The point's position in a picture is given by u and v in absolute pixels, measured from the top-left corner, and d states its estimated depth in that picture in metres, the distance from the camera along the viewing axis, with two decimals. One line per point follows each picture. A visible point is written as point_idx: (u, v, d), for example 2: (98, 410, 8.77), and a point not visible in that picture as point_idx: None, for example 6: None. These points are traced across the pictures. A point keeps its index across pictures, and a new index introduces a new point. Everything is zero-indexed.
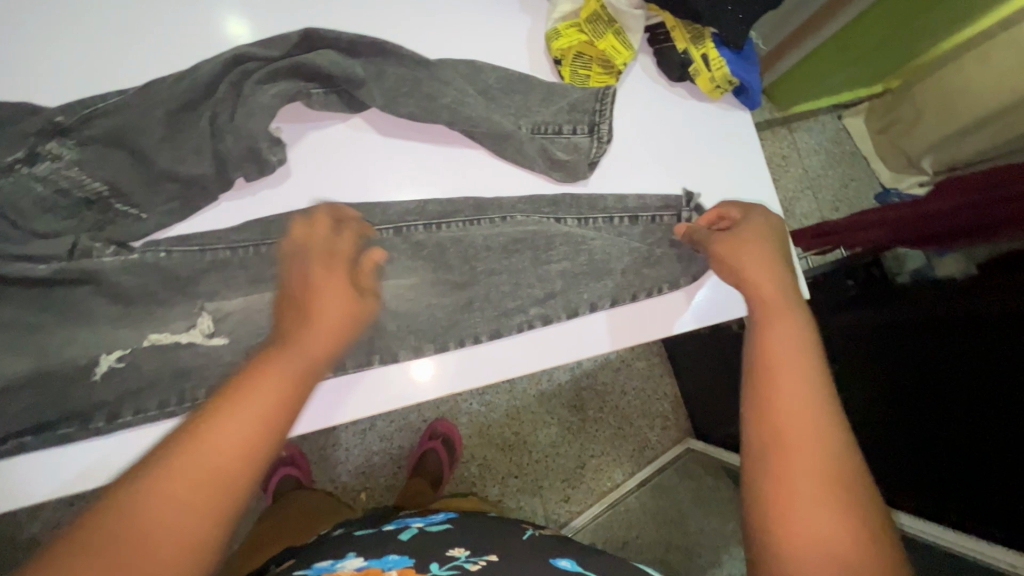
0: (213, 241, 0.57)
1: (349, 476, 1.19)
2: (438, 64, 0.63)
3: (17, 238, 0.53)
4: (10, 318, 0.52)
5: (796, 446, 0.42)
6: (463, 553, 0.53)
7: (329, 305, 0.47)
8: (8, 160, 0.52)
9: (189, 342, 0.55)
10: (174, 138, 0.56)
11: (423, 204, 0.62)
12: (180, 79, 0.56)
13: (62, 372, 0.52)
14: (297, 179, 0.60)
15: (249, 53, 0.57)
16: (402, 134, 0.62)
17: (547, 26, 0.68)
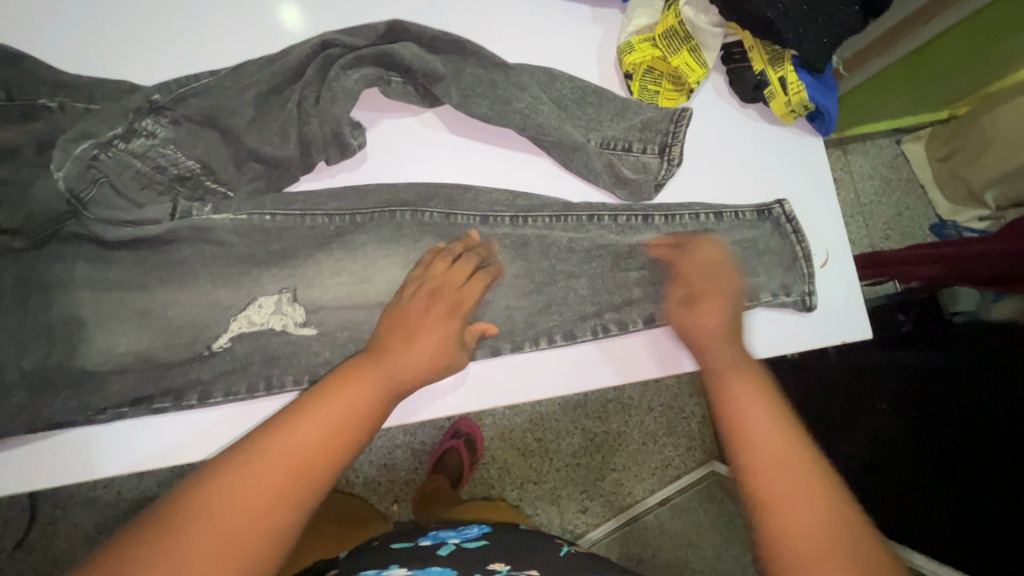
0: (311, 205, 0.56)
1: (371, 467, 1.21)
2: (516, 68, 0.61)
3: (122, 208, 0.52)
4: (89, 295, 0.54)
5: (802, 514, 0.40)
6: (504, 567, 0.54)
7: (433, 333, 0.52)
8: (107, 136, 0.51)
9: (281, 328, 0.55)
10: (263, 120, 0.54)
11: (512, 198, 0.61)
12: (270, 62, 0.55)
13: (138, 348, 0.53)
14: (370, 165, 0.60)
15: (335, 39, 0.56)
16: (474, 134, 0.62)
17: (620, 37, 0.67)
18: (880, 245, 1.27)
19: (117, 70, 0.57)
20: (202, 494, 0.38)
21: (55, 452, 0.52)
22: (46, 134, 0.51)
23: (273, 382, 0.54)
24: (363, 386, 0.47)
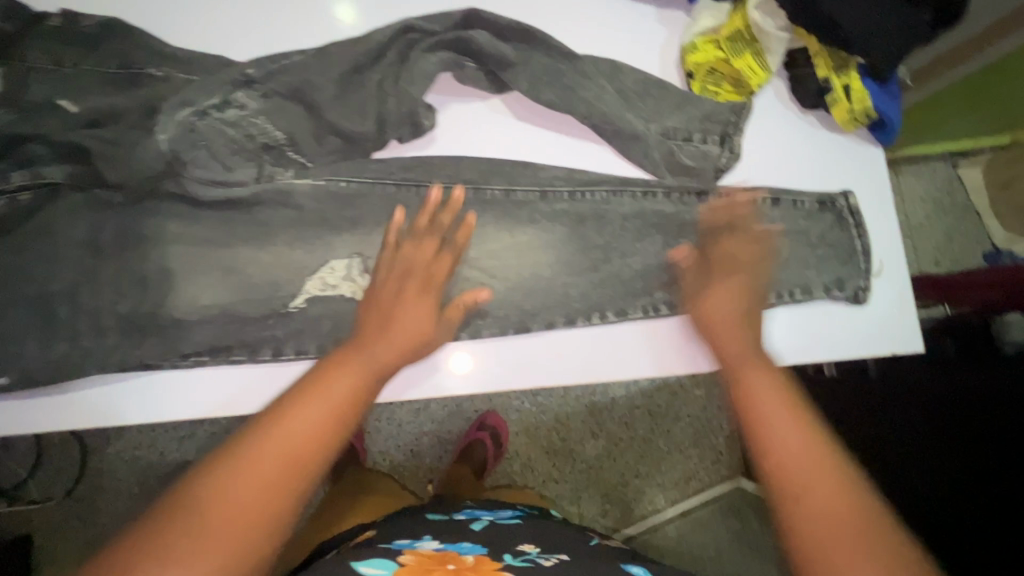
0: (381, 173, 0.61)
1: (398, 451, 1.25)
2: (583, 59, 0.64)
3: (213, 170, 0.57)
4: (175, 245, 0.59)
5: (832, 499, 0.40)
6: (534, 550, 0.56)
7: (415, 306, 0.56)
8: (205, 104, 0.56)
9: (351, 296, 0.59)
10: (345, 98, 0.59)
11: (569, 171, 0.65)
12: (355, 44, 0.59)
13: (219, 302, 0.58)
14: (439, 145, 0.63)
15: (415, 25, 0.60)
16: (540, 121, 0.65)
17: (682, 39, 0.69)
18: (928, 270, 1.23)
19: (217, 46, 0.60)
20: (205, 484, 0.39)
21: (133, 392, 0.57)
22: (150, 100, 0.57)
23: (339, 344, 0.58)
24: (350, 376, 0.49)
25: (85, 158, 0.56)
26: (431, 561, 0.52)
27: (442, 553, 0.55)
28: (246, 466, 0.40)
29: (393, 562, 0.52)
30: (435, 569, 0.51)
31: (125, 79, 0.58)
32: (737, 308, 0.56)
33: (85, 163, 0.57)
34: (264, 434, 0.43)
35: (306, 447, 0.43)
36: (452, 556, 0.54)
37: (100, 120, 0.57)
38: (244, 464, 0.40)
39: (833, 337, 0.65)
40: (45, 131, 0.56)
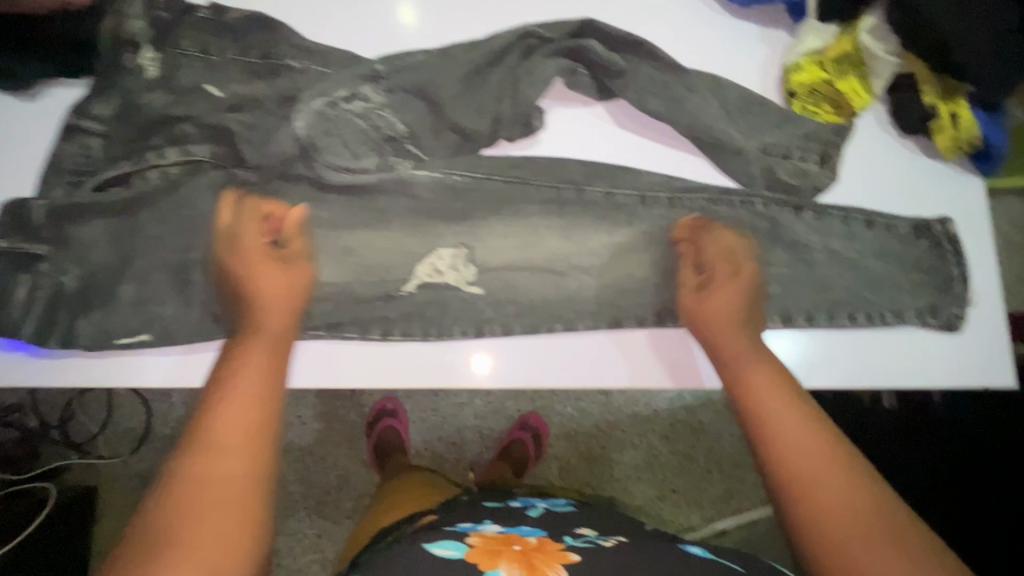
0: (493, 169, 0.68)
1: (440, 442, 1.30)
2: (689, 71, 0.68)
3: (345, 157, 0.65)
4: (306, 221, 0.65)
5: (812, 465, 0.55)
6: (591, 533, 0.67)
7: (268, 271, 0.63)
8: (336, 96, 0.65)
9: (455, 285, 0.66)
10: (467, 96, 0.66)
11: (669, 179, 0.67)
12: (475, 47, 0.66)
13: (343, 281, 0.66)
14: (543, 148, 0.68)
15: (532, 31, 0.66)
16: (639, 130, 0.68)
17: (784, 58, 0.70)
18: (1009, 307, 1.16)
19: (349, 43, 0.66)
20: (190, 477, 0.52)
21: None
22: (290, 89, 0.66)
23: (442, 331, 0.65)
24: (256, 362, 0.59)
25: (226, 137, 0.66)
26: (498, 542, 0.62)
27: (507, 536, 0.65)
28: (203, 455, 0.53)
29: (464, 542, 0.63)
30: (502, 548, 0.61)
31: (264, 68, 0.67)
32: (734, 314, 0.64)
33: (227, 143, 0.65)
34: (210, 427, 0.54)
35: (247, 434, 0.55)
36: (516, 538, 0.64)
37: (240, 104, 0.66)
38: (201, 456, 0.53)
39: (892, 362, 0.65)
40: (197, 113, 0.65)
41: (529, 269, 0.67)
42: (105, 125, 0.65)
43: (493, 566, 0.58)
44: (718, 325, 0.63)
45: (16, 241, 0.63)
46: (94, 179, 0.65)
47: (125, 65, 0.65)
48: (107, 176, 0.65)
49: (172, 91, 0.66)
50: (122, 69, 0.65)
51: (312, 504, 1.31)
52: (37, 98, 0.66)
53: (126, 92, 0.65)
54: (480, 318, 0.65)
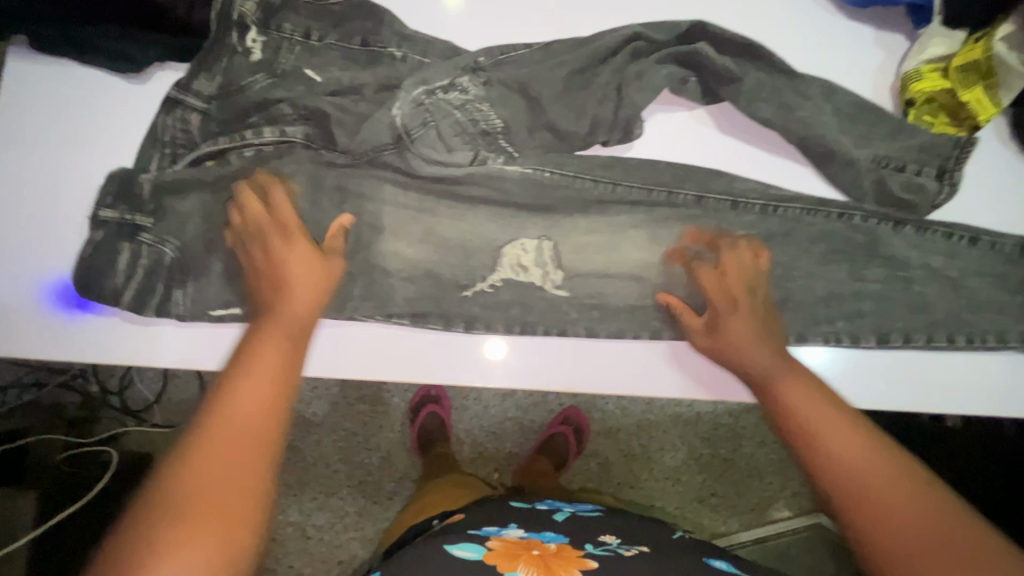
0: (583, 168, 0.67)
1: (481, 431, 1.30)
2: (804, 76, 0.67)
3: (438, 150, 0.66)
4: (405, 213, 0.67)
5: (880, 486, 0.49)
6: (614, 540, 0.64)
7: (292, 257, 0.62)
8: (434, 85, 0.64)
9: (541, 287, 0.67)
10: (569, 95, 0.66)
11: (766, 186, 0.68)
12: (583, 46, 0.66)
13: (437, 272, 0.67)
14: (637, 153, 0.68)
15: (639, 33, 0.66)
16: (737, 133, 0.69)
17: (903, 66, 0.68)
18: None
19: (453, 37, 0.68)
20: (181, 462, 0.47)
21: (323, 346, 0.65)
22: (395, 81, 0.66)
23: (527, 328, 0.66)
24: (273, 347, 0.56)
25: (322, 121, 0.66)
26: (518, 547, 0.60)
27: (527, 540, 0.63)
28: (204, 441, 0.48)
29: (483, 544, 0.60)
30: (520, 553, 0.59)
31: (364, 56, 0.67)
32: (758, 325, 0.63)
33: (323, 127, 0.66)
34: (213, 412, 0.50)
35: (255, 420, 0.50)
36: (537, 544, 0.62)
37: (339, 89, 0.66)
38: (202, 440, 0.48)
39: (915, 385, 0.66)
40: (294, 95, 0.66)
41: (617, 275, 0.68)
42: (208, 103, 0.66)
43: (512, 567, 0.56)
44: (742, 340, 0.62)
45: (123, 211, 0.64)
46: (192, 154, 0.66)
47: (233, 46, 0.66)
48: (202, 151, 0.65)
49: (275, 75, 0.67)
50: (226, 49, 0.66)
51: (355, 483, 1.31)
52: (148, 80, 0.69)
53: (229, 73, 0.66)
54: (563, 319, 0.66)
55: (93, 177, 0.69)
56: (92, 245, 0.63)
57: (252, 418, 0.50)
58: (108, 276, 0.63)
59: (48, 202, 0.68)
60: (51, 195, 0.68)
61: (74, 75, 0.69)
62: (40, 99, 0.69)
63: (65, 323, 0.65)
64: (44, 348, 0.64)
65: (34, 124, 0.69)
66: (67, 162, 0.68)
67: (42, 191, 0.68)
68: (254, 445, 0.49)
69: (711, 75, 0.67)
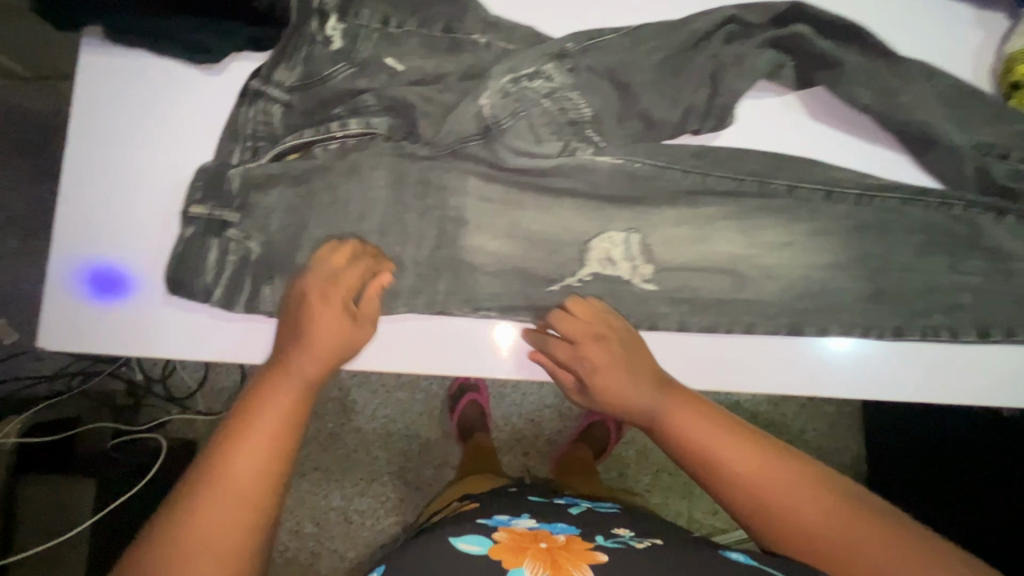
0: (674, 159, 0.65)
1: (521, 419, 1.31)
2: (906, 60, 0.64)
3: (528, 141, 0.64)
4: (491, 205, 0.66)
5: (789, 500, 0.52)
6: (626, 534, 0.60)
7: (322, 313, 0.60)
8: (520, 73, 0.63)
9: (629, 280, 0.66)
10: (662, 83, 0.63)
11: (860, 176, 0.66)
12: (676, 30, 0.63)
13: (522, 266, 0.66)
14: (726, 140, 0.66)
15: (734, 16, 0.63)
16: (830, 120, 0.67)
17: (1009, 45, 0.64)
18: None
19: (536, 21, 0.65)
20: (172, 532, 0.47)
21: None
22: (482, 71, 0.65)
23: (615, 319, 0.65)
24: (275, 402, 0.56)
25: (406, 111, 0.64)
26: (525, 539, 0.56)
27: (535, 531, 0.58)
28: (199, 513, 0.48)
29: (490, 538, 0.56)
30: (527, 546, 0.55)
31: (446, 43, 0.65)
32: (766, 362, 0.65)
33: (407, 117, 0.65)
34: (207, 478, 0.50)
35: (250, 482, 0.50)
36: (544, 535, 0.58)
37: (422, 79, 0.65)
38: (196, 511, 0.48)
39: (914, 378, 0.64)
40: (377, 86, 0.65)
41: (709, 270, 0.66)
42: (289, 94, 0.64)
43: (517, 563, 0.52)
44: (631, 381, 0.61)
45: (211, 207, 0.64)
46: (275, 149, 0.65)
47: (313, 35, 0.64)
48: (287, 145, 0.64)
49: (356, 64, 0.65)
50: (306, 38, 0.64)
51: (396, 469, 1.31)
52: (222, 72, 0.68)
53: (309, 62, 0.64)
54: (655, 313, 0.65)
55: (169, 172, 0.68)
56: (183, 242, 0.64)
57: (248, 480, 0.50)
58: (199, 272, 0.63)
59: (134, 199, 0.67)
60: (134, 193, 0.67)
61: (151, 68, 0.68)
62: (121, 95, 0.68)
63: (166, 319, 0.66)
64: (147, 344, 0.65)
65: (115, 119, 0.68)
66: (151, 158, 0.68)
67: (128, 188, 0.67)
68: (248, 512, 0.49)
69: (808, 59, 0.64)
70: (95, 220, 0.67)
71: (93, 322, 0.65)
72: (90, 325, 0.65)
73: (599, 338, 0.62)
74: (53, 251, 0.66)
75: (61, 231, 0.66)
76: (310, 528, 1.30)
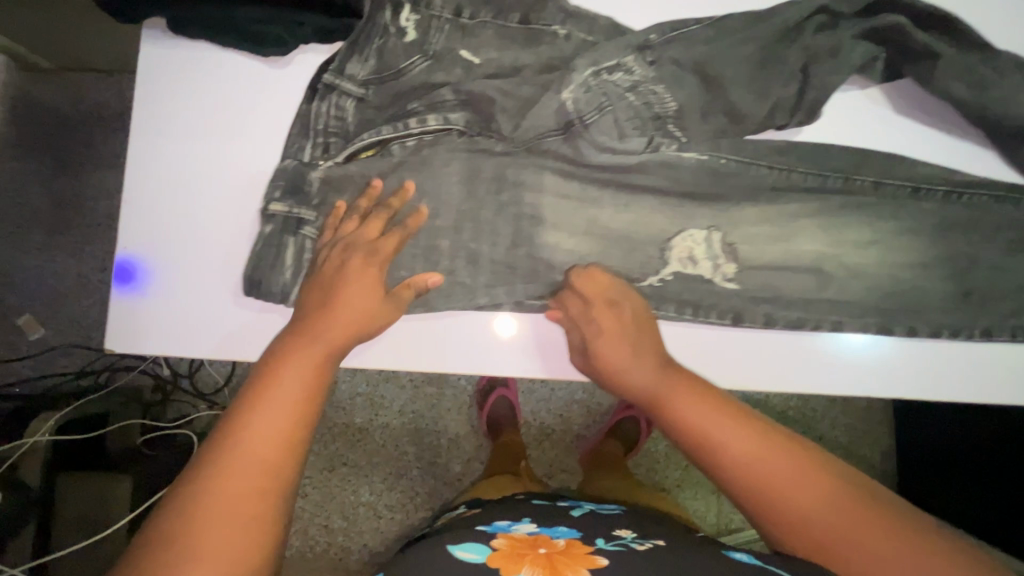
0: (757, 154, 0.63)
1: (549, 415, 1.29)
2: (999, 52, 0.62)
3: (611, 136, 0.63)
4: (570, 202, 0.64)
5: (803, 482, 0.49)
6: (628, 535, 0.58)
7: (353, 286, 0.58)
8: (601, 65, 0.61)
9: (710, 279, 0.64)
10: (752, 77, 0.62)
11: (948, 172, 0.64)
12: (764, 22, 0.61)
13: (601, 263, 0.64)
14: (810, 135, 0.64)
15: (825, 7, 0.61)
16: (918, 114, 0.64)
17: None
18: None
19: (616, 12, 0.63)
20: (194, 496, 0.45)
21: None
22: (563, 65, 0.63)
23: (699, 310, 0.63)
24: (293, 371, 0.53)
25: (486, 107, 0.63)
26: (523, 545, 0.53)
27: (535, 537, 0.56)
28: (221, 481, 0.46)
29: (488, 545, 0.54)
30: (526, 552, 0.52)
31: (523, 35, 0.63)
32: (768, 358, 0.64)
33: (485, 110, 0.63)
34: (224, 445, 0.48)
35: (268, 452, 0.48)
36: (544, 540, 0.55)
37: (500, 73, 0.63)
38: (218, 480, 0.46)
39: (920, 373, 0.63)
40: (454, 79, 0.63)
41: (795, 269, 0.65)
42: (364, 87, 0.63)
43: (516, 570, 0.49)
44: (643, 354, 0.59)
45: (290, 205, 0.63)
46: (348, 146, 0.63)
47: (386, 26, 0.62)
48: (363, 142, 0.63)
49: (431, 56, 0.63)
50: (379, 29, 0.62)
51: (426, 465, 1.27)
52: (286, 65, 0.65)
53: (383, 54, 0.63)
54: (740, 311, 0.63)
55: (233, 169, 0.65)
56: (262, 240, 0.63)
57: (266, 449, 0.48)
58: (276, 272, 0.63)
59: (203, 197, 0.65)
60: (196, 190, 0.65)
61: (210, 60, 0.65)
62: (187, 88, 0.65)
63: (243, 319, 0.64)
64: (223, 344, 0.64)
65: (181, 114, 0.65)
66: (219, 155, 0.65)
67: (195, 186, 0.65)
68: (266, 480, 0.47)
69: (899, 52, 0.62)
70: (163, 218, 0.65)
71: (167, 321, 0.64)
72: (164, 323, 0.64)
73: (607, 310, 0.60)
74: (121, 249, 0.64)
75: (129, 228, 0.65)
76: (338, 523, 1.25)
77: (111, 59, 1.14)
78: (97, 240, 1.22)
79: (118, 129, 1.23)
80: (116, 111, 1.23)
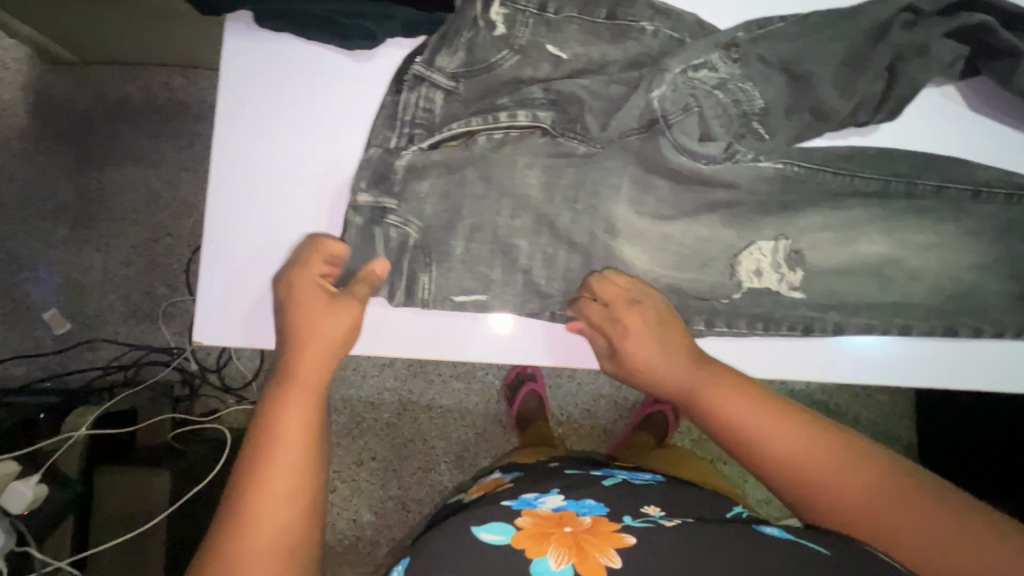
0: (826, 160, 0.65)
1: (576, 409, 1.29)
2: None
3: (693, 136, 0.64)
4: (644, 201, 0.65)
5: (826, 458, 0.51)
6: (657, 512, 0.53)
7: (325, 308, 0.58)
8: (688, 63, 0.62)
9: (777, 291, 0.65)
10: (839, 76, 0.63)
11: (1012, 174, 0.65)
12: (849, 21, 0.63)
13: (672, 265, 0.65)
14: (881, 137, 0.66)
15: (911, 5, 0.62)
16: (990, 113, 0.65)
17: None
18: None
19: (701, 10, 0.64)
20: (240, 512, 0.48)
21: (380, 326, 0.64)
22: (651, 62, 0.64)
23: (770, 324, 0.64)
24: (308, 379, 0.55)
25: (573, 105, 0.63)
26: (549, 522, 0.51)
27: (560, 514, 0.52)
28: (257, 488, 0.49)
29: (511, 522, 0.51)
30: (552, 531, 0.49)
31: (610, 31, 0.64)
32: (792, 355, 0.65)
33: (570, 109, 0.63)
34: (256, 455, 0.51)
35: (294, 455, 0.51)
36: (569, 518, 0.51)
37: (588, 68, 0.64)
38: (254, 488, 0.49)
39: (937, 365, 0.65)
40: (542, 75, 0.64)
41: (858, 273, 0.66)
42: (453, 80, 0.63)
43: (540, 552, 0.47)
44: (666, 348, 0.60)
45: (376, 194, 0.62)
46: (434, 136, 0.63)
47: (475, 19, 0.62)
48: (451, 132, 0.63)
49: (518, 50, 0.63)
50: (468, 22, 0.62)
51: (453, 458, 1.28)
52: (370, 60, 0.65)
53: (472, 48, 0.63)
54: (806, 318, 0.64)
55: (314, 161, 0.65)
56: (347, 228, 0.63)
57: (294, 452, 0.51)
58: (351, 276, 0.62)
59: (291, 189, 0.65)
60: (277, 182, 0.65)
61: (296, 53, 0.65)
62: (268, 80, 0.65)
63: None
64: None
65: (268, 106, 0.65)
66: (306, 145, 0.65)
67: (282, 176, 0.65)
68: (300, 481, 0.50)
69: (981, 50, 0.63)
70: (253, 207, 0.65)
71: (262, 307, 0.65)
72: (250, 313, 0.65)
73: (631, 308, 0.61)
74: (211, 238, 0.64)
75: (215, 219, 0.65)
76: (368, 517, 1.25)
77: (151, 52, 1.13)
78: (127, 234, 1.22)
79: (155, 118, 1.22)
80: (149, 101, 1.22)
